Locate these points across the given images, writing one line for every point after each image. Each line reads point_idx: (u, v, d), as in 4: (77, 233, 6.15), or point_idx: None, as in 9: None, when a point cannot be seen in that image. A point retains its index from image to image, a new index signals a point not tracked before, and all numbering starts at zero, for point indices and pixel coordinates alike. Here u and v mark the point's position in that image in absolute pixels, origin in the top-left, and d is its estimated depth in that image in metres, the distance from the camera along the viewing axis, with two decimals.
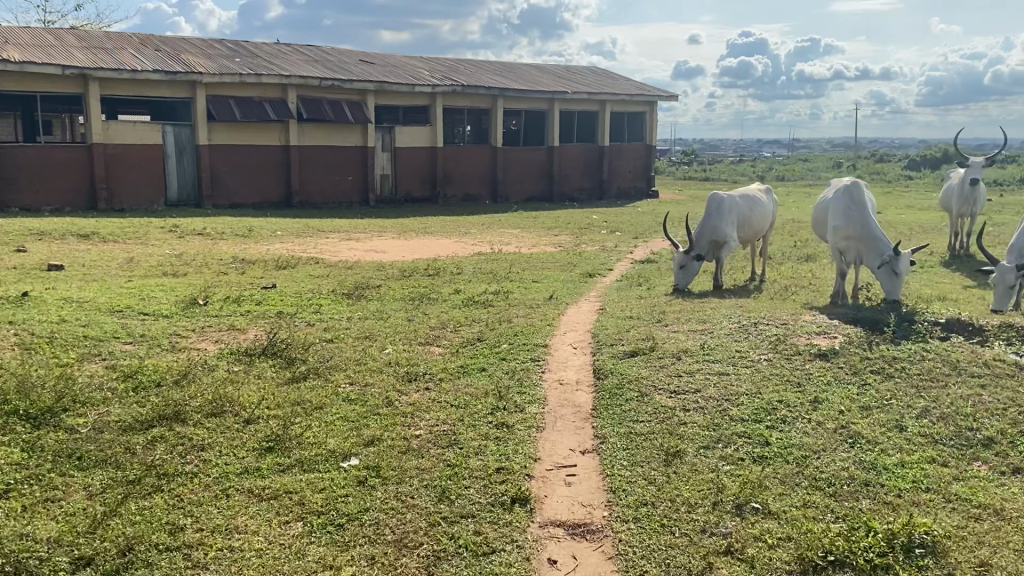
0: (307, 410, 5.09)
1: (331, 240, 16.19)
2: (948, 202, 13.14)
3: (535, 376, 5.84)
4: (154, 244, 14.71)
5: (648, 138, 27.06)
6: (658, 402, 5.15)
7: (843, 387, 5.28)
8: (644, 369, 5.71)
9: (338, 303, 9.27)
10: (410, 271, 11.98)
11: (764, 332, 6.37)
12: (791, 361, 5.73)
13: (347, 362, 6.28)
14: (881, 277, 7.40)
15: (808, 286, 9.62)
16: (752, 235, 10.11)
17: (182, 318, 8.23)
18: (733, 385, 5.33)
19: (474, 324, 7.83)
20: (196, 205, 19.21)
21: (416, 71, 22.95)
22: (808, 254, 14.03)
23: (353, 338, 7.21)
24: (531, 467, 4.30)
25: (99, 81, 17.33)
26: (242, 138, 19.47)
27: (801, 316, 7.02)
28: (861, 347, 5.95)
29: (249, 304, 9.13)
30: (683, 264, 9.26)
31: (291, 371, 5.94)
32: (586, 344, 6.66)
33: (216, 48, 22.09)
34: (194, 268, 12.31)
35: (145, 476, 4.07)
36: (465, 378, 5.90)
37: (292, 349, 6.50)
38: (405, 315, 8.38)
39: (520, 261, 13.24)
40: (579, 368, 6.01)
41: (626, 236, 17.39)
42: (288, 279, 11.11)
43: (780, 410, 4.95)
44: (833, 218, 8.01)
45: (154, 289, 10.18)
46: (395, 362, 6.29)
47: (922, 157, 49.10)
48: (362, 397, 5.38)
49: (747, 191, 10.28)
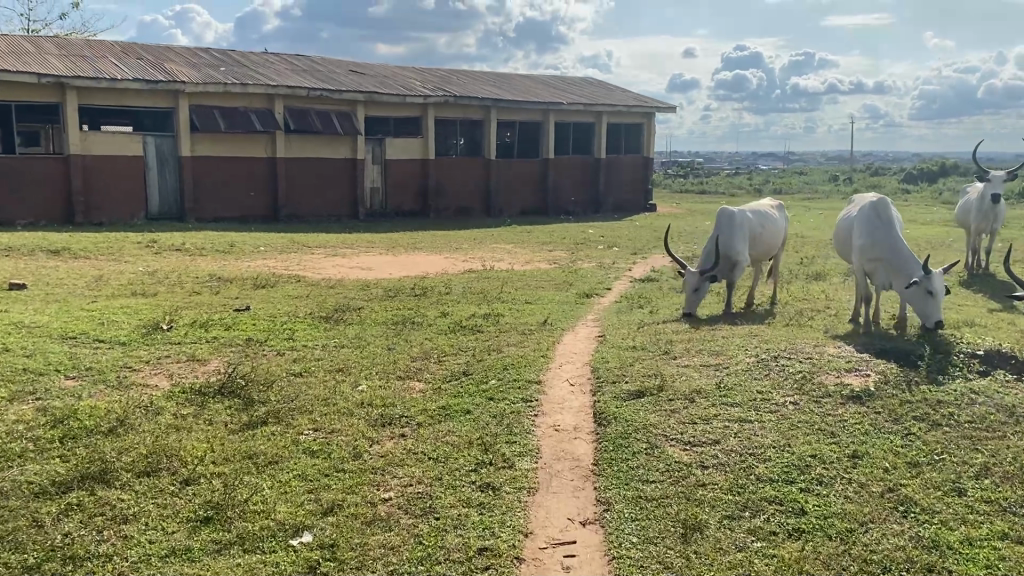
0: (259, 466, 4.36)
1: (316, 256, 15.45)
2: (965, 218, 12.43)
3: (526, 422, 5.08)
4: (128, 260, 13.95)
5: (646, 151, 26.39)
6: (669, 458, 4.41)
7: (883, 438, 4.54)
8: (653, 414, 4.98)
9: (314, 328, 8.53)
10: (395, 291, 11.28)
11: (786, 369, 5.62)
12: (820, 406, 4.99)
13: (313, 403, 5.51)
14: (913, 298, 6.66)
15: (824, 311, 8.88)
16: (763, 253, 9.38)
17: (139, 347, 7.48)
18: (757, 436, 4.59)
19: (460, 354, 7.08)
20: (177, 218, 18.47)
21: (407, 81, 22.27)
22: (817, 273, 13.35)
23: (324, 370, 6.47)
24: (520, 546, 3.58)
25: (76, 90, 16.61)
26: (225, 149, 18.73)
27: (825, 348, 6.28)
28: (899, 386, 5.20)
29: (217, 329, 8.38)
30: (696, 285, 8.50)
31: (249, 415, 5.19)
32: (584, 380, 5.91)
33: (201, 57, 21.37)
34: (166, 287, 11.57)
35: (46, 561, 3.33)
36: (447, 423, 5.14)
37: (251, 388, 5.73)
38: (385, 342, 7.64)
39: (513, 280, 12.51)
40: (576, 411, 5.27)
41: (624, 252, 16.68)
42: (264, 300, 10.38)
43: (814, 467, 4.23)
44: (856, 238, 7.32)
45: (117, 311, 9.42)
46: (369, 402, 5.53)
47: (919, 170, 48.56)
48: (326, 450, 4.64)
49: (758, 207, 9.57)
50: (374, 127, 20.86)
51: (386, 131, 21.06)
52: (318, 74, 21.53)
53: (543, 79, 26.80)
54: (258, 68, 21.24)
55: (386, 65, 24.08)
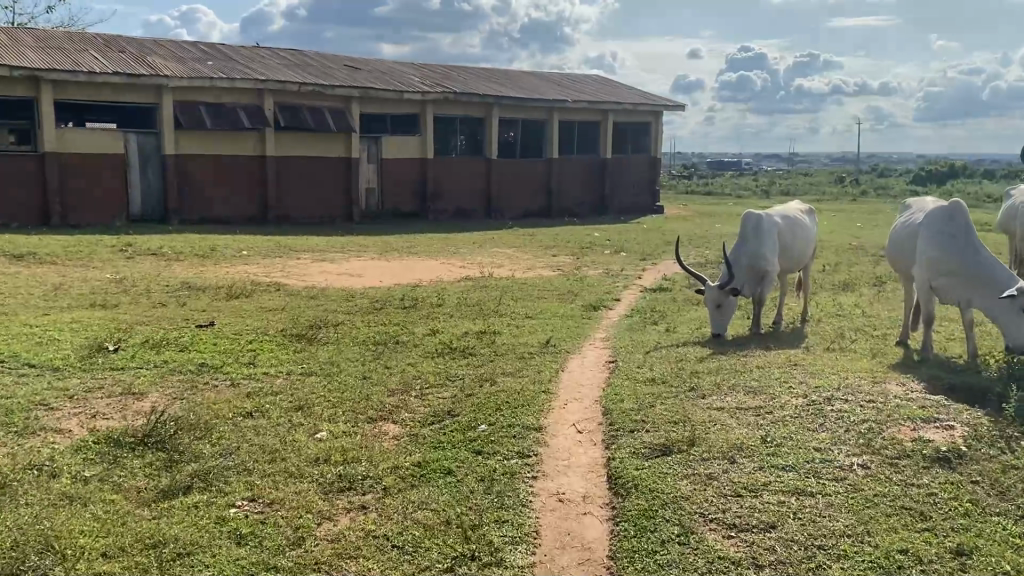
0: (162, 563, 3.28)
1: (302, 261, 14.36)
2: (1009, 224, 11.34)
3: (523, 489, 3.99)
4: (96, 266, 12.86)
5: (653, 151, 25.24)
6: (711, 551, 3.31)
7: (993, 522, 3.43)
8: (684, 482, 3.88)
9: (282, 350, 7.43)
10: (382, 303, 10.21)
11: (847, 417, 4.50)
12: (899, 471, 3.88)
13: (254, 460, 4.43)
14: (1006, 319, 5.64)
15: (867, 330, 7.74)
16: (794, 265, 8.25)
17: (70, 374, 6.36)
18: (824, 519, 3.49)
19: (447, 387, 5.97)
20: (161, 221, 17.39)
21: (404, 76, 21.19)
22: (845, 282, 12.25)
23: (281, 410, 5.37)
24: None
25: (52, 84, 15.59)
26: (211, 147, 17.64)
27: (888, 385, 5.17)
28: (999, 444, 4.07)
29: (170, 351, 7.29)
30: (717, 300, 7.37)
31: (169, 479, 4.11)
32: (594, 429, 4.78)
33: (187, 51, 20.28)
34: (129, 298, 10.48)
35: None
36: (422, 489, 4.04)
37: (182, 438, 4.65)
38: (360, 369, 6.54)
39: (514, 289, 11.41)
40: (585, 474, 4.16)
41: (632, 257, 15.57)
42: (234, 313, 9.30)
43: (908, 571, 3.13)
44: (923, 245, 6.20)
45: (64, 326, 8.33)
46: (325, 458, 4.44)
47: (929, 171, 47.41)
48: (263, 535, 3.55)
49: (787, 211, 8.42)
50: (368, 125, 19.77)
51: (381, 129, 19.97)
52: (310, 68, 20.43)
53: (546, 75, 25.68)
54: (248, 62, 20.15)
55: (383, 60, 22.97)
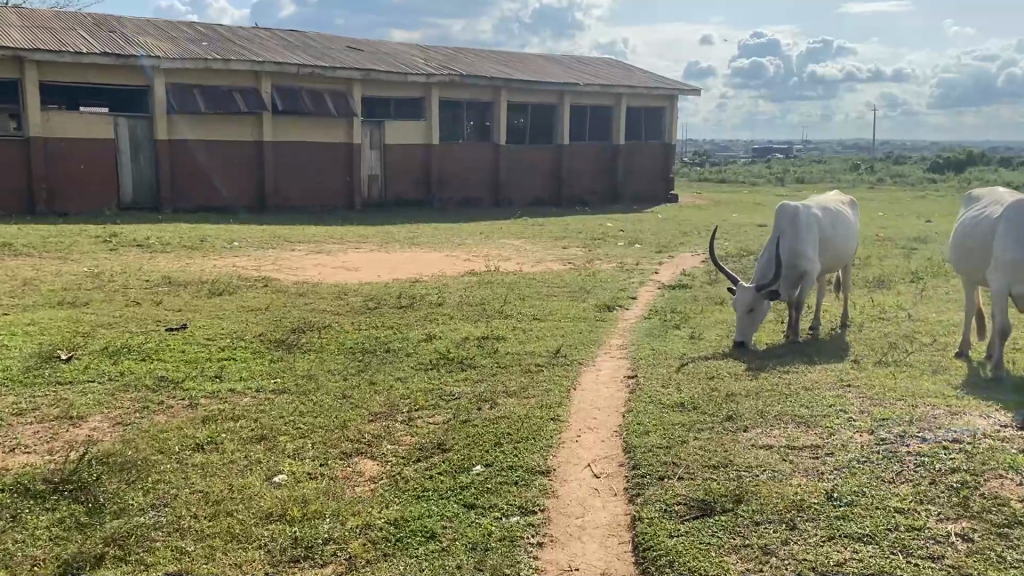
0: None
1: (297, 253, 13.54)
2: None
3: (526, 563, 3.13)
4: (75, 258, 12.03)
5: (668, 137, 24.20)
6: None
7: None
8: (733, 563, 3.01)
9: (256, 360, 6.58)
10: (376, 302, 9.34)
11: (932, 465, 3.62)
12: (1013, 546, 3.00)
13: (194, 514, 3.58)
14: None
15: (919, 338, 6.83)
16: (835, 264, 7.28)
17: (7, 392, 5.52)
18: None
19: (440, 411, 5.10)
20: (152, 209, 16.56)
21: (408, 59, 20.25)
22: (878, 279, 11.33)
23: (238, 442, 4.52)
24: None
25: (36, 65, 14.74)
26: (205, 132, 16.77)
27: (968, 417, 4.29)
28: None
29: (129, 361, 6.45)
30: (750, 305, 6.40)
31: (79, 546, 3.27)
32: (615, 474, 3.90)
33: (182, 32, 19.38)
34: (102, 295, 9.63)
35: None
36: (396, 562, 3.18)
37: (109, 483, 3.80)
38: (340, 386, 5.66)
39: (521, 286, 10.52)
40: (604, 540, 3.30)
41: (648, 250, 14.66)
42: (212, 314, 8.43)
43: None
44: (1002, 247, 5.31)
45: (19, 329, 7.49)
46: (282, 512, 3.59)
47: (946, 159, 46.24)
48: None
49: (825, 202, 7.44)
50: (370, 109, 18.87)
51: (384, 114, 19.06)
52: (311, 50, 19.54)
53: (556, 59, 24.69)
54: (245, 43, 19.24)
55: (386, 42, 22.03)
